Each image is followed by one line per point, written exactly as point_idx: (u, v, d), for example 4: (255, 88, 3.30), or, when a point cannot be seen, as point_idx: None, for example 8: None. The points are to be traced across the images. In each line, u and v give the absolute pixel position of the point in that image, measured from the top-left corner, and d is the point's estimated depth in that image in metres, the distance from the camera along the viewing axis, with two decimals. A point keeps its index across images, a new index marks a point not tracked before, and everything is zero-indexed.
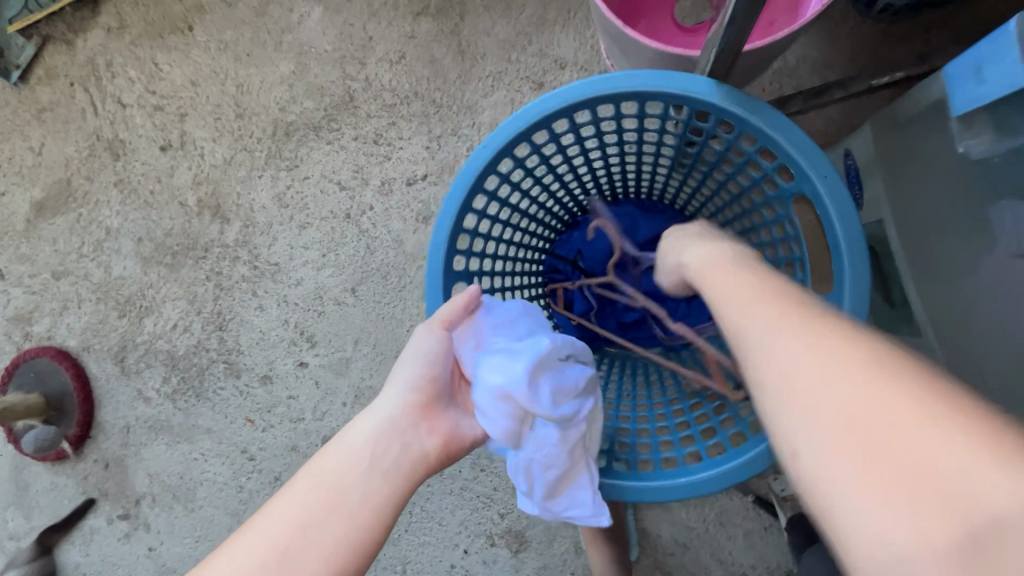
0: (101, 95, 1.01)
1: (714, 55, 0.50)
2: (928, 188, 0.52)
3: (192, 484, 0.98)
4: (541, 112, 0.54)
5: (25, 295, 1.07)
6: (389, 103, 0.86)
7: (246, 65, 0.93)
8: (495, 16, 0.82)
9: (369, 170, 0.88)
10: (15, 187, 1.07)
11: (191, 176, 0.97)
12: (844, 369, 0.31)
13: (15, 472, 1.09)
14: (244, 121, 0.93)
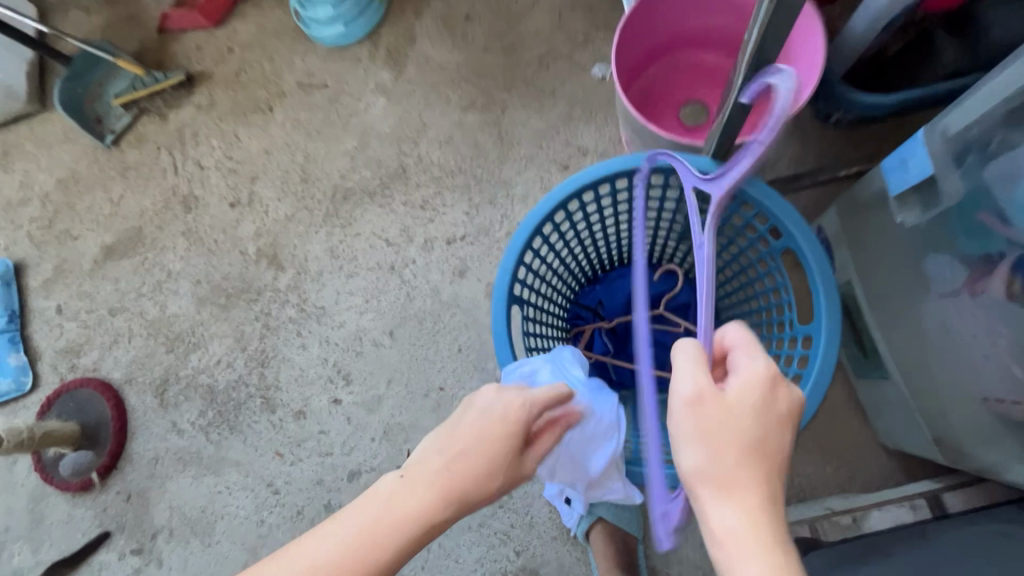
0: (182, 158, 1.17)
1: (717, 138, 0.65)
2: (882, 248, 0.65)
3: (212, 518, 1.01)
4: (592, 174, 0.66)
5: (79, 329, 1.16)
6: (437, 175, 1.02)
7: (316, 140, 1.10)
8: (531, 111, 1.00)
9: (415, 230, 1.01)
10: (89, 232, 1.20)
11: (254, 229, 1.10)
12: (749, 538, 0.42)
13: (32, 503, 1.11)
14: (308, 185, 1.09)
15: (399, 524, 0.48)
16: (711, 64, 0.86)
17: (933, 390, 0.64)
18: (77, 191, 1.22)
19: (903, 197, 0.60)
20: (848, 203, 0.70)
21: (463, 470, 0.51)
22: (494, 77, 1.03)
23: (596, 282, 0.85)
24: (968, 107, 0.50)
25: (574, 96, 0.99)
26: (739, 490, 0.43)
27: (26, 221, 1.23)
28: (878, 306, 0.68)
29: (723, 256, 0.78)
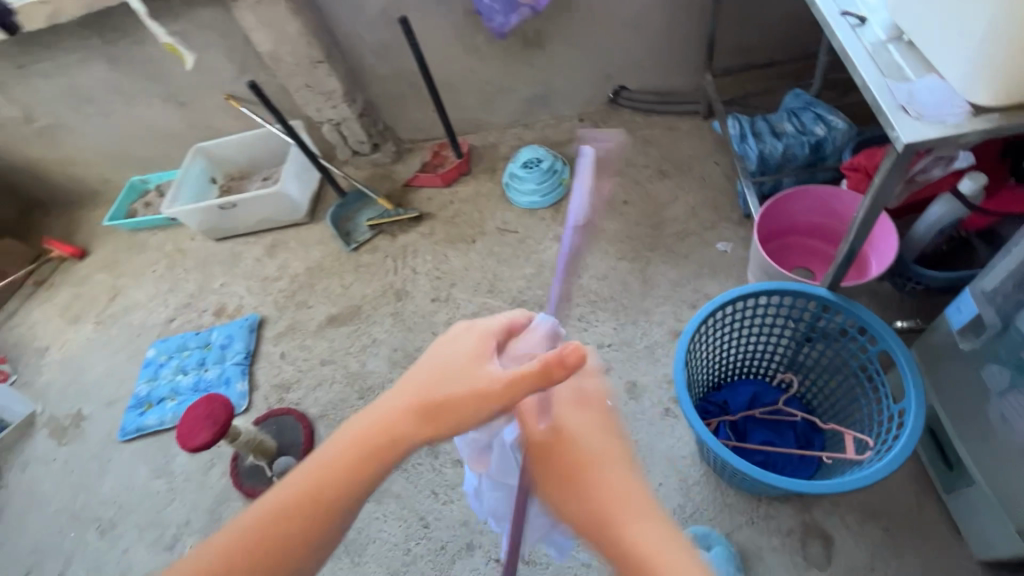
0: (401, 264, 1.63)
1: (830, 275, 0.88)
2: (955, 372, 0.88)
3: (364, 541, 1.19)
4: (737, 291, 0.92)
5: (294, 371, 1.51)
6: (593, 299, 1.38)
7: (503, 265, 1.53)
8: (669, 266, 1.38)
9: (571, 334, 1.34)
10: (320, 304, 1.63)
11: (446, 318, 1.48)
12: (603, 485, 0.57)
13: (215, 503, 1.34)
14: (493, 294, 1.48)
15: (364, 442, 0.55)
16: (820, 249, 1.13)
17: (1008, 488, 0.80)
18: (320, 276, 1.70)
19: (963, 332, 0.84)
20: (926, 344, 0.94)
21: (440, 380, 0.57)
22: (643, 241, 1.44)
23: (722, 386, 1.08)
24: (997, 272, 0.76)
25: (703, 260, 1.37)
26: (631, 512, 0.55)
27: (278, 292, 1.70)
28: (958, 418, 0.89)
29: (829, 367, 0.98)
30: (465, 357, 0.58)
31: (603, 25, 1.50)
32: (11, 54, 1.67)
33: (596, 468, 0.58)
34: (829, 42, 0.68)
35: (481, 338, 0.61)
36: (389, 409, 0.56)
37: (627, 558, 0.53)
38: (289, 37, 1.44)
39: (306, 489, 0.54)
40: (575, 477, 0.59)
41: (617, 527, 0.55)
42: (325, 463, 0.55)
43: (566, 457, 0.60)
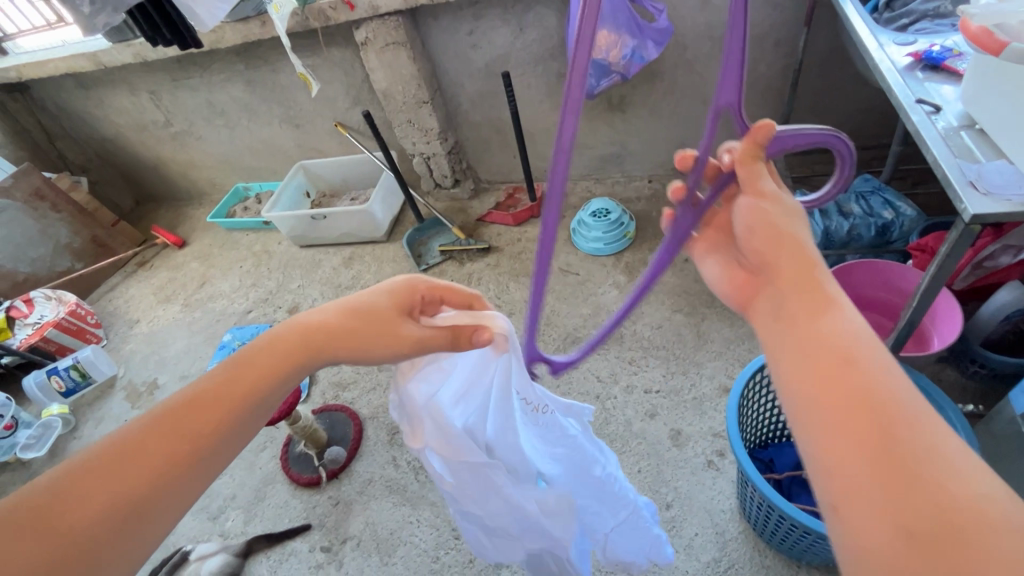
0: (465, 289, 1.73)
1: (889, 342, 0.90)
2: (1016, 460, 0.87)
3: (396, 542, 1.23)
4: None
5: (352, 372, 1.60)
6: (646, 345, 1.43)
7: (562, 302, 1.60)
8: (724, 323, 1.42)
9: (621, 375, 1.38)
10: None
11: None
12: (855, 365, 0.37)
13: (261, 484, 1.41)
14: (549, 327, 1.54)
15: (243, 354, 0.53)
16: (880, 323, 1.15)
17: None
18: None
19: None
20: (986, 430, 0.94)
21: (360, 310, 0.58)
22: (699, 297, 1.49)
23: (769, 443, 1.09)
24: None
25: None
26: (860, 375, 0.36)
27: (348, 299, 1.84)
28: None
29: None
30: (391, 297, 0.60)
31: (683, 98, 1.63)
32: (169, 68, 1.98)
33: (830, 300, 0.42)
34: (905, 123, 0.76)
35: (415, 287, 0.62)
36: (312, 323, 0.56)
37: (856, 413, 0.35)
38: (403, 78, 1.65)
39: (213, 385, 0.49)
40: (803, 299, 0.43)
41: (856, 376, 0.36)
42: (246, 358, 0.52)
43: (812, 274, 0.44)
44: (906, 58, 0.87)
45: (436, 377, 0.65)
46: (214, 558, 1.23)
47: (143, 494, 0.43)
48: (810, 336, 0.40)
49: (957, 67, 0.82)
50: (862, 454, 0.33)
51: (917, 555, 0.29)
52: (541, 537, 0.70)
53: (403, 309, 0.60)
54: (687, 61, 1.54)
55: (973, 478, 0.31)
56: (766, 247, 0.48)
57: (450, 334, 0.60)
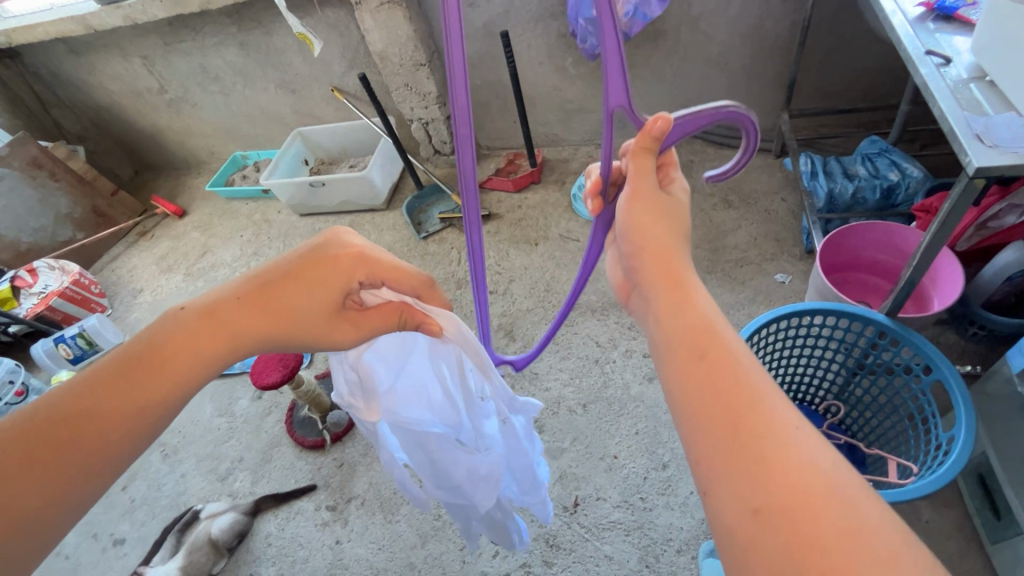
0: (466, 256, 1.71)
1: (889, 302, 0.90)
2: (1008, 419, 0.89)
3: (399, 501, 1.26)
4: (793, 307, 0.94)
5: None
6: None
7: (562, 269, 1.59)
8: (724, 289, 1.41)
9: (620, 340, 1.38)
10: None
11: (501, 310, 1.54)
12: (724, 367, 0.38)
13: (267, 447, 1.44)
14: (549, 293, 1.54)
15: (141, 346, 0.50)
16: (880, 285, 1.15)
17: None
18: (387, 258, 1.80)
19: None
20: (982, 391, 0.95)
21: (289, 301, 0.54)
22: (701, 262, 1.48)
23: None
24: None
25: (759, 288, 1.39)
26: (725, 377, 0.38)
27: None
28: (1009, 464, 0.88)
29: (876, 399, 0.99)
30: (325, 279, 0.55)
31: (687, 58, 1.59)
32: (161, 32, 1.93)
33: (692, 289, 0.45)
34: (912, 76, 0.73)
35: (356, 269, 0.56)
36: (233, 311, 0.53)
37: (716, 403, 0.37)
38: (399, 39, 1.60)
39: (112, 380, 0.48)
40: (671, 293, 0.45)
41: (716, 364, 0.39)
42: (152, 350, 0.50)
43: (674, 269, 0.46)
44: (918, 9, 0.84)
45: (392, 355, 0.65)
46: (223, 516, 1.27)
47: (49, 496, 0.45)
48: (673, 322, 0.43)
49: (970, 17, 0.79)
50: (721, 442, 0.35)
51: (767, 530, 0.32)
52: (456, 498, 0.75)
53: (337, 300, 0.56)
54: (692, 18, 1.49)
55: (822, 455, 0.34)
56: (638, 247, 0.49)
57: (398, 315, 0.59)
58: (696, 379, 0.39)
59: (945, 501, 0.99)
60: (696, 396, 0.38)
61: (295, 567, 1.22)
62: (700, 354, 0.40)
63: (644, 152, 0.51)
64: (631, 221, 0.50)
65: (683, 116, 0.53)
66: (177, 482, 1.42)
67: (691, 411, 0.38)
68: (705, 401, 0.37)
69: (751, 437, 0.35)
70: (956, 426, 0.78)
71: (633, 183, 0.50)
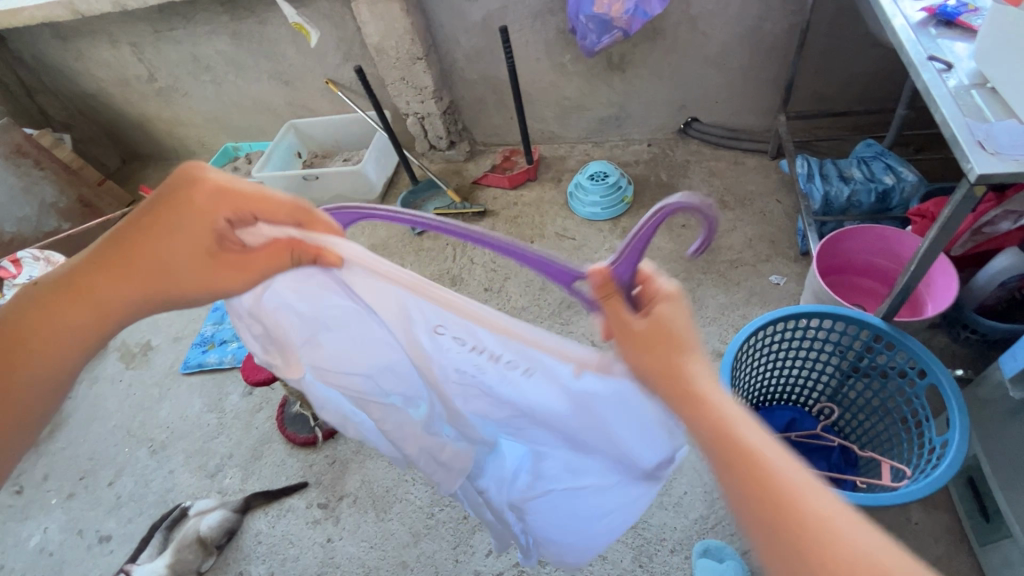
0: (460, 252, 1.69)
1: (885, 307, 0.91)
2: (999, 422, 0.90)
3: (392, 499, 1.25)
4: (788, 310, 0.94)
5: None
6: None
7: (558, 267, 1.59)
8: (719, 289, 1.41)
9: None
10: None
11: (496, 308, 1.53)
12: (765, 490, 0.37)
13: (258, 443, 1.42)
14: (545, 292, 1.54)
15: (26, 304, 0.52)
16: (874, 289, 1.16)
17: None
18: (381, 253, 1.78)
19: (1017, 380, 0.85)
20: (973, 395, 0.96)
21: (157, 250, 0.52)
22: (696, 263, 1.48)
23: (759, 408, 1.11)
24: None
25: (754, 289, 1.40)
26: (769, 497, 0.37)
27: None
28: (999, 469, 0.89)
29: (869, 402, 1.00)
30: (194, 223, 0.52)
31: (686, 57, 1.58)
32: (151, 18, 1.88)
33: (695, 377, 0.42)
34: (914, 81, 0.73)
35: (217, 207, 0.52)
36: (104, 267, 0.52)
37: (770, 526, 0.37)
38: (396, 31, 1.58)
39: (5, 337, 0.52)
40: (679, 396, 0.42)
41: (758, 482, 0.37)
42: (35, 307, 0.52)
43: (674, 355, 0.43)
44: (920, 13, 0.84)
45: (309, 296, 0.58)
46: (213, 513, 1.25)
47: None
48: (690, 427, 0.41)
49: (971, 23, 0.79)
50: (791, 569, 0.36)
51: None
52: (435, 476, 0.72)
53: (209, 243, 0.53)
54: (692, 17, 1.48)
55: (857, 540, 0.35)
56: (638, 365, 0.44)
57: (288, 252, 0.54)
58: (743, 502, 0.38)
59: (935, 503, 1.01)
60: (748, 519, 0.38)
61: (285, 565, 1.21)
62: (736, 472, 0.38)
63: (610, 304, 0.47)
64: (624, 354, 0.45)
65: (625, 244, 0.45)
66: (165, 478, 1.40)
67: (749, 532, 0.38)
68: (757, 526, 0.37)
69: (821, 560, 0.35)
70: (950, 430, 0.78)
71: (619, 342, 0.46)
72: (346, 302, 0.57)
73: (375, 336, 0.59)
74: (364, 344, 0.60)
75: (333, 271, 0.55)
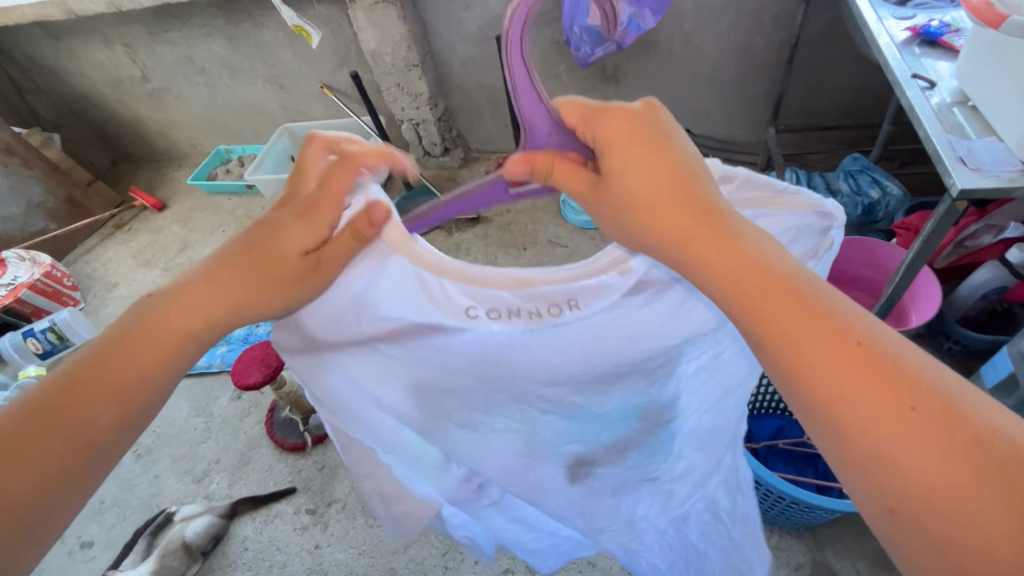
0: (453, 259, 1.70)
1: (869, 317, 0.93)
2: None
3: None
4: None
5: None
6: None
7: None
8: None
9: None
10: None
11: None
12: (838, 346, 0.36)
13: (246, 448, 1.40)
14: None
15: (134, 320, 0.49)
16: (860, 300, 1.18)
17: None
18: None
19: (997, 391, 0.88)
20: None
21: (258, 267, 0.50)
22: None
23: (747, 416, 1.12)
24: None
25: None
26: (843, 347, 0.36)
27: None
28: None
29: None
30: (289, 224, 0.49)
31: (678, 70, 1.61)
32: (146, 20, 1.88)
33: (733, 237, 0.40)
34: (899, 98, 0.76)
35: (324, 196, 0.49)
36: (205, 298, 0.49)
37: (848, 375, 0.35)
38: (392, 39, 1.59)
39: (114, 354, 0.47)
40: (715, 250, 0.40)
41: (841, 340, 0.36)
42: (148, 322, 0.48)
43: (709, 209, 0.41)
44: (904, 33, 0.86)
45: (344, 308, 0.52)
46: (198, 519, 1.24)
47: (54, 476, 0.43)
48: (736, 281, 0.39)
49: (954, 44, 0.82)
50: (880, 420, 0.34)
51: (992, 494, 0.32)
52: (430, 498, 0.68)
53: (309, 235, 0.49)
54: (684, 31, 1.51)
55: (942, 383, 0.35)
56: (672, 245, 0.42)
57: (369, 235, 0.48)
58: (814, 356, 0.36)
59: None
60: (818, 380, 0.36)
61: (271, 572, 1.19)
62: (804, 326, 0.37)
63: (552, 175, 0.46)
64: (644, 238, 0.43)
65: (520, 114, 0.46)
66: (149, 483, 1.38)
67: (821, 394, 0.36)
68: (835, 385, 0.36)
69: (904, 407, 0.34)
70: None
71: (584, 204, 0.47)
72: (381, 307, 0.52)
73: (403, 351, 0.54)
74: (387, 359, 0.54)
75: (384, 269, 0.50)
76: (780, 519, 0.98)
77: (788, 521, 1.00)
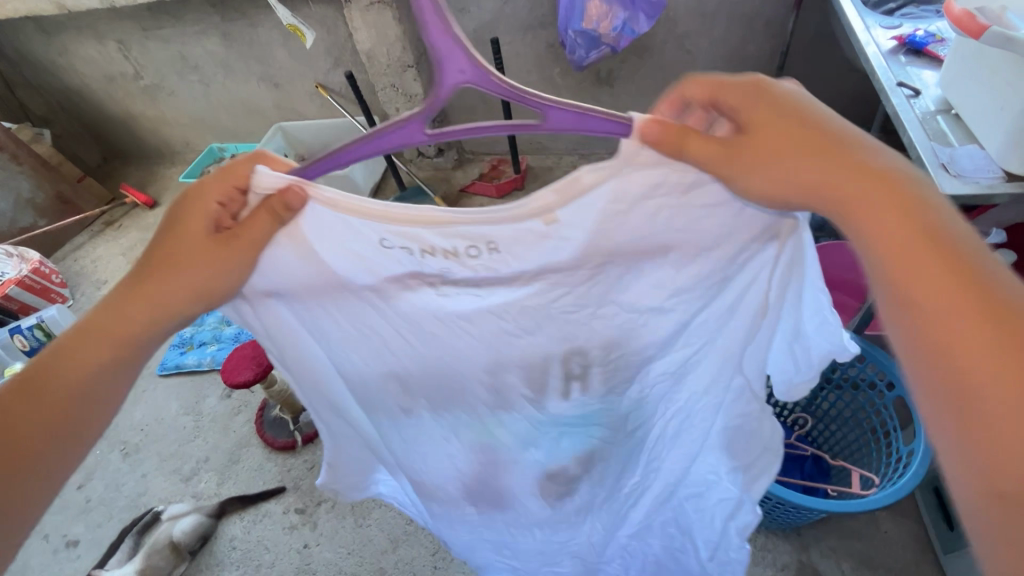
0: None
1: (856, 320, 0.94)
2: None
3: (371, 504, 1.24)
4: None
5: None
6: None
7: None
8: None
9: None
10: None
11: None
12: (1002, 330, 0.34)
13: (235, 447, 1.40)
14: None
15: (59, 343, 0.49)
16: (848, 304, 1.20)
17: None
18: None
19: None
20: None
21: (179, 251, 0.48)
22: None
23: None
24: None
25: None
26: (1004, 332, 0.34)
27: None
28: None
29: (840, 413, 1.03)
30: (187, 220, 0.48)
31: (671, 74, 1.63)
32: (140, 17, 1.87)
33: (912, 207, 0.38)
34: (884, 105, 0.77)
35: (212, 192, 0.48)
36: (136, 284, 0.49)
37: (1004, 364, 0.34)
38: (387, 39, 1.60)
39: (46, 378, 0.48)
40: (889, 216, 0.38)
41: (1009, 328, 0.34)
42: (72, 345, 0.48)
43: (895, 179, 0.39)
44: (891, 42, 0.88)
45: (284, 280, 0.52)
46: (186, 518, 1.23)
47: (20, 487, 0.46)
48: (900, 245, 0.38)
49: (938, 53, 0.83)
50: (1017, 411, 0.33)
51: None
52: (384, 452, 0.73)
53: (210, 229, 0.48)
54: (678, 37, 1.53)
55: None
56: (828, 203, 0.40)
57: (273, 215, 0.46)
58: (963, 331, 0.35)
59: (902, 512, 1.05)
60: (962, 361, 0.35)
61: (260, 571, 1.19)
62: (965, 300, 0.35)
63: (687, 149, 0.41)
64: (790, 189, 0.41)
65: (431, 48, 0.44)
66: (137, 482, 1.37)
67: (956, 375, 0.35)
68: (979, 365, 0.34)
69: None
70: (916, 440, 0.81)
71: (721, 171, 0.42)
72: (318, 276, 0.52)
73: (357, 321, 0.57)
74: (331, 327, 0.57)
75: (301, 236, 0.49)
76: (767, 518, 0.99)
77: (774, 520, 1.01)
